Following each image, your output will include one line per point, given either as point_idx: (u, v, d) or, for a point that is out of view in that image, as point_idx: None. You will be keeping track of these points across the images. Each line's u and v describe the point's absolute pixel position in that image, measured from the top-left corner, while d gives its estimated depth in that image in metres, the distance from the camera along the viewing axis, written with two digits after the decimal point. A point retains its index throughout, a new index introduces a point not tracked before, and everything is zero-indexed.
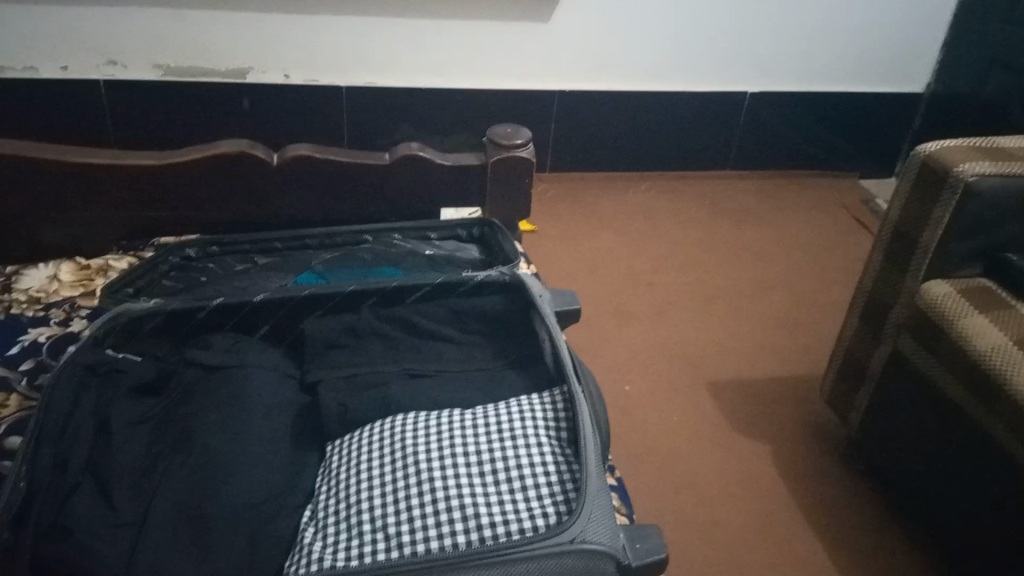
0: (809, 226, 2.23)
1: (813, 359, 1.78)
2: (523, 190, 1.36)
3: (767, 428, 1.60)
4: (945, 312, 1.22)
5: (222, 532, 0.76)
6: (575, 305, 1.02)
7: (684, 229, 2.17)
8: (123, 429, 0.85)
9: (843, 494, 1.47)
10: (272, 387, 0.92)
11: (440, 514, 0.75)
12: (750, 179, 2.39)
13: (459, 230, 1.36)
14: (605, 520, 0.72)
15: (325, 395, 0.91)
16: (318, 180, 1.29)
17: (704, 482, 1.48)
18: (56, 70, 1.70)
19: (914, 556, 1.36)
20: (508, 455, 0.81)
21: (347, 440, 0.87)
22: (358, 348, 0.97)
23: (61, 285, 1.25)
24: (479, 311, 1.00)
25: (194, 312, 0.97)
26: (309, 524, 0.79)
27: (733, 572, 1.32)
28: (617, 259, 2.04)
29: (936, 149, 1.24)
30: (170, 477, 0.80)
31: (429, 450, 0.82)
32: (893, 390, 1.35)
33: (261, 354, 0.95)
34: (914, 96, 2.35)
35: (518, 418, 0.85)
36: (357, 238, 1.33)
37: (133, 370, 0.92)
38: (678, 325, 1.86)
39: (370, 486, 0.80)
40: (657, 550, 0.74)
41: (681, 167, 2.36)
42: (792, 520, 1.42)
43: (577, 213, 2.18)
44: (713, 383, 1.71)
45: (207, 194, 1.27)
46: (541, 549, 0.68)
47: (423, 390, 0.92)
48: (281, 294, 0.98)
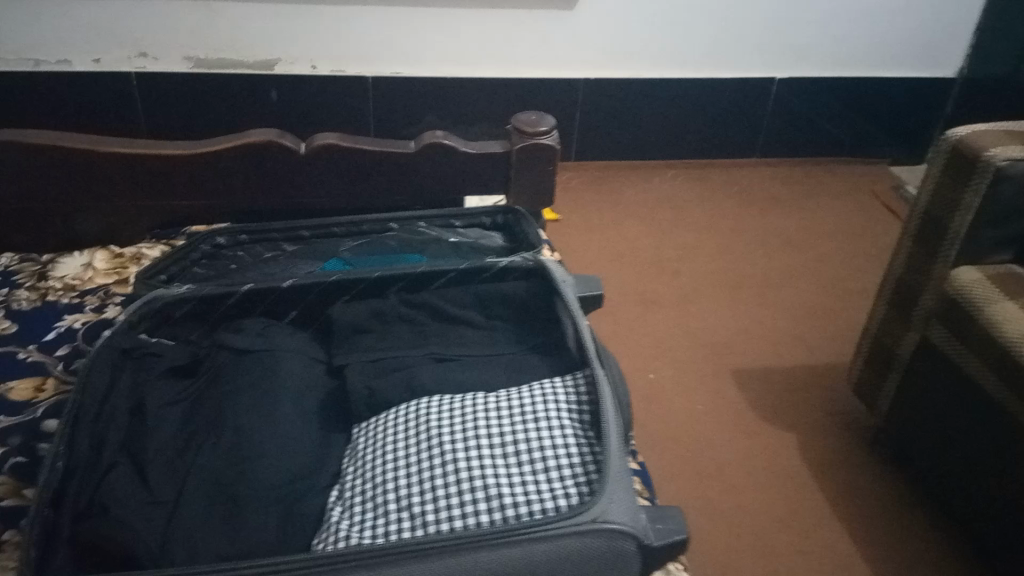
0: (837, 213, 2.20)
1: (840, 347, 1.77)
2: (547, 177, 1.36)
3: (792, 416, 1.60)
4: (975, 299, 1.21)
5: (254, 510, 0.78)
6: (598, 291, 1.03)
7: (710, 217, 2.16)
8: (158, 411, 0.88)
9: (869, 482, 1.46)
10: (300, 371, 0.93)
11: (464, 494, 0.76)
12: (777, 166, 2.37)
13: (483, 217, 1.36)
14: (626, 500, 0.73)
15: (352, 378, 0.93)
16: (345, 169, 1.31)
17: (728, 469, 1.48)
18: (90, 63, 1.74)
19: (941, 545, 1.35)
20: (530, 437, 0.82)
21: (373, 423, 0.89)
22: (384, 332, 0.99)
23: (95, 272, 1.28)
24: (504, 297, 1.01)
25: (224, 298, 0.99)
26: (336, 503, 0.81)
27: (756, 559, 1.33)
28: (642, 247, 2.03)
29: (967, 134, 1.22)
30: (203, 458, 0.83)
31: (452, 432, 0.84)
32: (921, 378, 1.34)
33: (289, 339, 0.97)
34: (947, 81, 2.31)
35: (540, 401, 0.86)
36: (382, 226, 1.32)
37: (166, 354, 0.94)
38: (703, 312, 1.86)
39: (395, 466, 0.82)
40: (678, 532, 0.74)
41: (707, 155, 2.34)
42: (818, 507, 1.42)
43: (602, 201, 2.18)
44: (738, 371, 1.71)
45: (236, 183, 1.29)
46: (562, 529, 0.70)
47: (448, 373, 0.93)
48: (308, 280, 1.00)
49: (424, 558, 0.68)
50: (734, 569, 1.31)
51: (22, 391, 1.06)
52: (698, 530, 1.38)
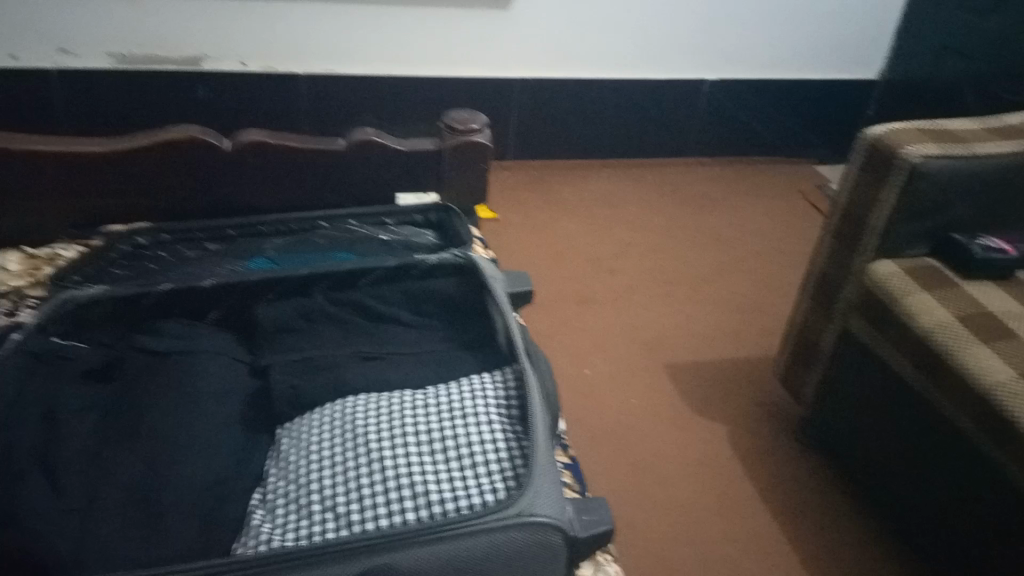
0: (767, 210, 2.26)
1: (770, 340, 1.82)
2: (479, 175, 1.36)
3: (725, 409, 1.63)
4: (892, 291, 1.25)
5: (173, 515, 0.75)
6: (527, 286, 1.03)
7: (645, 215, 2.19)
8: (70, 416, 0.84)
9: (797, 470, 1.51)
10: (223, 372, 0.91)
11: (390, 492, 0.75)
12: (710, 165, 2.42)
13: (415, 215, 1.34)
14: (553, 493, 0.73)
15: (276, 378, 0.91)
16: (273, 166, 1.28)
17: (663, 462, 1.51)
18: (5, 58, 1.66)
19: (865, 528, 1.40)
20: (457, 433, 0.81)
21: (298, 423, 0.87)
22: (309, 332, 0.98)
23: (8, 275, 1.21)
24: (432, 293, 1.01)
25: (141, 298, 0.95)
26: (259, 506, 0.79)
27: (691, 549, 1.35)
28: (579, 245, 2.05)
29: (884, 132, 1.27)
30: (118, 464, 0.79)
31: (379, 430, 0.82)
32: (844, 368, 1.38)
33: (212, 340, 0.94)
34: (868, 83, 2.40)
35: (468, 397, 0.85)
36: (312, 224, 1.31)
37: (79, 358, 0.90)
38: (639, 309, 1.88)
39: (319, 467, 0.80)
40: (604, 522, 0.75)
41: (642, 154, 2.38)
42: (749, 495, 1.45)
43: (540, 199, 2.18)
44: (672, 366, 1.73)
45: (158, 181, 1.25)
46: (489, 523, 0.69)
47: (375, 371, 0.92)
48: (231, 279, 0.97)
49: (347, 559, 0.66)
50: (669, 560, 1.33)
51: None
52: (634, 522, 1.39)
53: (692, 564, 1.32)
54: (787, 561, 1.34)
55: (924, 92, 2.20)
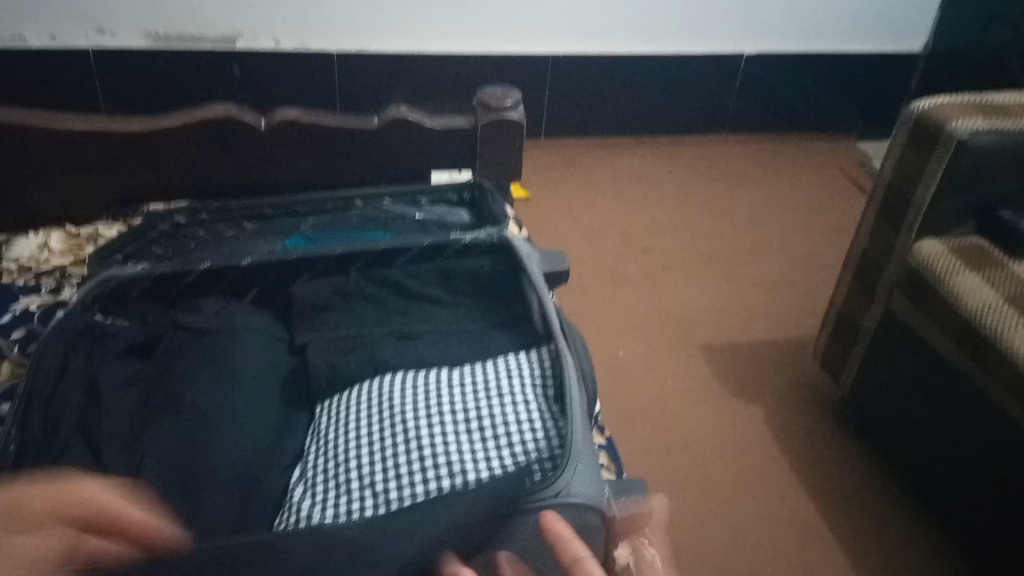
0: (805, 188, 2.22)
1: (807, 321, 1.79)
2: (514, 153, 1.34)
3: (761, 390, 1.61)
4: (937, 270, 1.22)
5: (215, 489, 0.77)
6: (563, 265, 1.01)
7: (680, 193, 2.16)
8: (112, 392, 0.85)
9: (834, 452, 1.49)
10: (261, 350, 0.92)
11: (427, 470, 0.76)
12: (747, 141, 2.37)
13: (449, 194, 1.34)
14: (590, 473, 0.72)
15: (314, 356, 0.91)
16: (308, 145, 1.28)
17: (698, 442, 1.50)
18: (43, 39, 1.69)
19: (904, 512, 1.38)
20: (494, 412, 0.81)
21: (336, 400, 0.88)
22: (346, 310, 0.97)
23: (52, 254, 1.23)
24: (469, 273, 1.00)
25: (181, 277, 0.96)
26: (299, 482, 0.80)
27: (725, 530, 1.34)
28: (612, 224, 2.03)
29: (930, 106, 1.23)
30: (161, 439, 0.81)
31: (416, 409, 0.83)
32: (886, 350, 1.35)
33: (250, 318, 0.95)
34: (912, 55, 2.32)
35: (505, 376, 0.85)
36: (347, 203, 1.31)
37: (121, 335, 0.92)
38: (674, 288, 1.86)
39: (357, 445, 0.81)
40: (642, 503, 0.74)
41: (674, 131, 2.34)
42: (785, 477, 1.44)
43: (573, 178, 2.17)
44: (707, 346, 1.72)
45: (195, 159, 1.26)
46: (526, 503, 0.69)
47: (412, 350, 0.92)
48: (268, 257, 0.98)
49: (385, 535, 0.67)
50: (703, 541, 1.32)
51: None
52: (668, 502, 1.39)
53: (725, 545, 1.32)
54: (823, 544, 1.33)
55: (971, 64, 2.13)
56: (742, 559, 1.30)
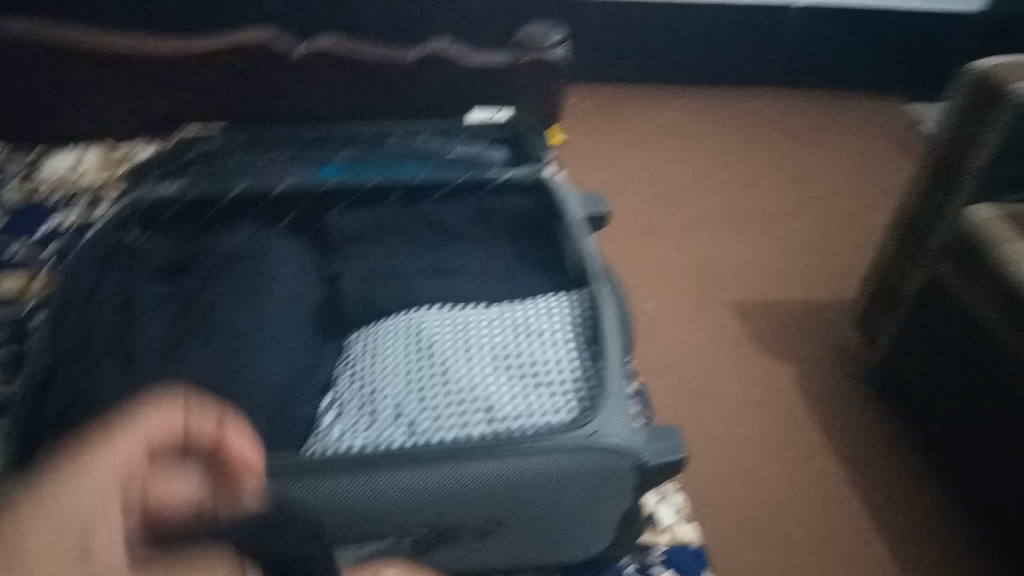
0: (850, 148, 2.14)
1: (844, 284, 1.75)
2: (556, 93, 1.30)
3: (792, 351, 1.58)
4: (987, 236, 1.17)
5: (245, 411, 0.76)
6: (604, 207, 0.98)
7: (721, 147, 2.10)
8: (147, 307, 0.85)
9: (863, 417, 1.46)
10: (293, 277, 0.91)
11: (458, 406, 0.75)
12: (792, 97, 2.29)
13: (489, 130, 1.30)
14: (624, 417, 0.71)
15: (348, 286, 0.91)
16: (345, 75, 1.25)
17: (724, 399, 1.48)
18: None
19: (930, 481, 1.36)
20: (528, 352, 0.80)
21: (368, 331, 0.87)
22: (379, 242, 0.96)
23: (86, 170, 1.23)
24: (506, 212, 0.98)
25: (214, 201, 0.95)
26: (328, 410, 0.80)
27: (746, 487, 1.33)
28: (648, 175, 1.99)
29: (995, 64, 1.16)
30: (192, 357, 0.80)
31: (448, 344, 0.82)
32: (926, 317, 1.31)
33: (284, 244, 0.94)
34: (972, 16, 2.21)
35: (540, 316, 0.84)
36: (381, 135, 1.28)
37: (155, 253, 0.91)
38: (708, 243, 1.83)
39: (388, 376, 0.80)
40: (675, 451, 0.73)
41: (719, 82, 2.28)
42: (811, 438, 1.42)
43: (610, 126, 2.11)
44: (740, 304, 1.68)
45: (231, 84, 1.23)
46: (558, 443, 0.68)
47: (446, 285, 0.91)
48: (304, 184, 0.96)
49: (414, 466, 0.67)
50: (723, 496, 1.32)
51: (11, 287, 1.05)
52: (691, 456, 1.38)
53: (745, 501, 1.31)
54: (845, 507, 1.32)
55: None
56: (761, 516, 1.29)
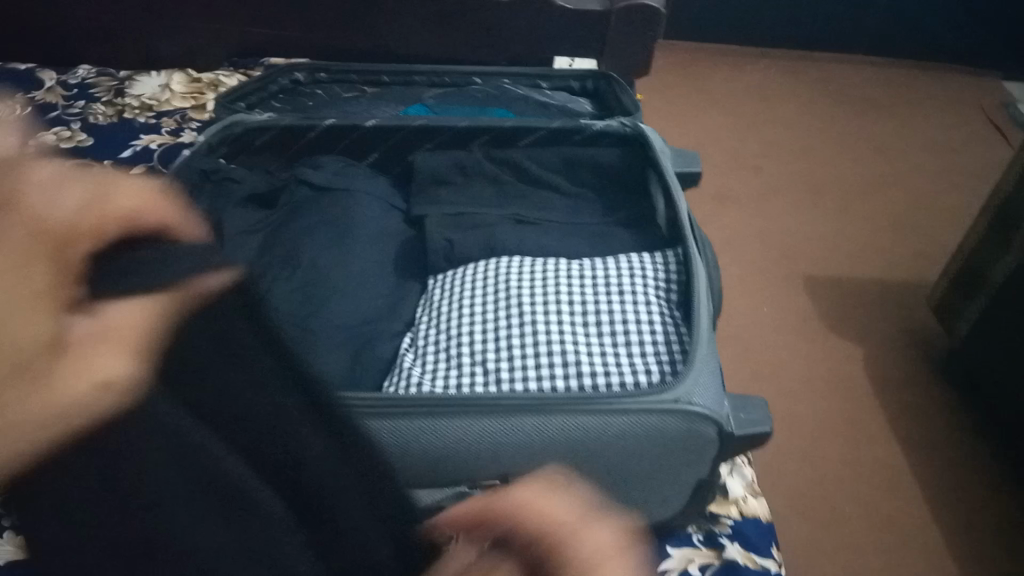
0: (940, 124, 2.04)
1: (923, 265, 1.68)
2: (648, 47, 1.26)
3: (863, 330, 1.53)
4: None
5: (329, 345, 0.76)
6: (696, 168, 0.94)
7: (803, 114, 2.02)
8: (235, 236, 0.84)
9: (933, 403, 1.42)
10: (377, 215, 0.91)
11: (541, 358, 0.74)
12: (882, 67, 2.19)
13: (572, 82, 1.25)
14: (712, 384, 0.69)
15: (431, 228, 0.90)
16: (431, 13, 1.23)
17: (788, 374, 1.45)
18: None
19: (1000, 474, 1.32)
20: (614, 309, 0.78)
21: (450, 276, 0.86)
22: (463, 186, 0.94)
23: (173, 96, 1.23)
24: (594, 163, 0.94)
25: (305, 132, 0.95)
26: (408, 350, 0.80)
27: (805, 464, 1.31)
28: (725, 139, 1.93)
29: None
30: (278, 286, 0.81)
31: (532, 295, 0.80)
32: (1000, 308, 1.25)
33: (370, 182, 0.94)
34: None
35: (627, 274, 0.82)
36: (466, 80, 1.24)
37: (244, 181, 0.91)
38: (782, 213, 1.77)
39: (470, 322, 0.79)
40: (762, 423, 0.71)
41: (803, 47, 2.19)
42: (876, 420, 1.39)
43: (688, 86, 2.05)
44: (812, 279, 1.63)
45: (319, 15, 1.23)
46: (643, 405, 0.67)
47: (531, 234, 0.89)
48: (392, 121, 0.95)
49: (495, 413, 0.67)
50: (780, 470, 1.30)
51: None
52: None
53: (803, 478, 1.29)
54: (906, 492, 1.29)
55: None
56: (820, 494, 1.27)
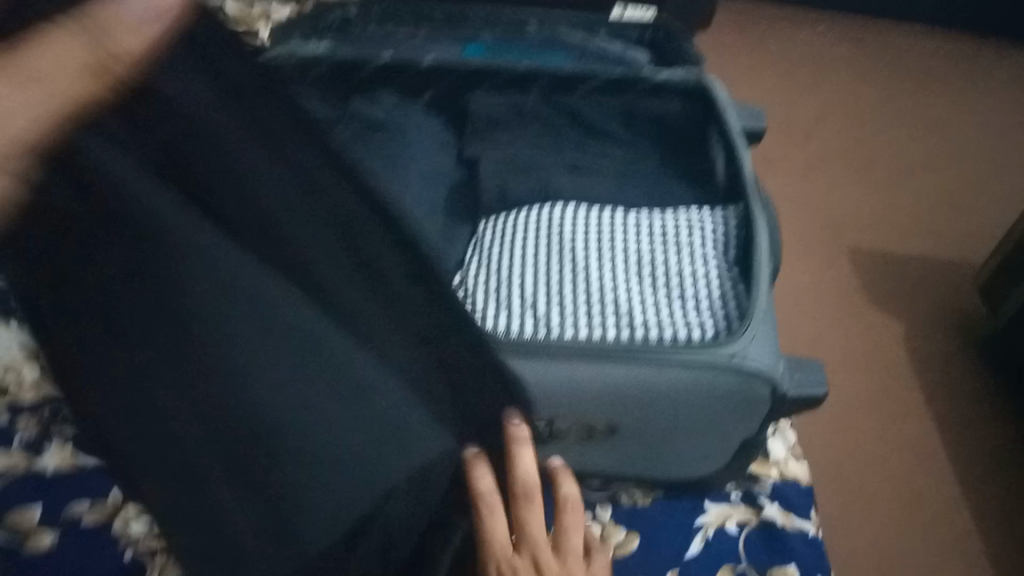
0: (1000, 102, 1.97)
1: (972, 246, 1.63)
2: None
3: (906, 307, 1.50)
4: None
5: None
6: (761, 123, 0.91)
7: (859, 82, 1.96)
8: None
9: (973, 385, 1.39)
10: (430, 156, 0.89)
11: (593, 306, 0.73)
12: (944, 39, 2.10)
13: (630, 33, 1.22)
14: (769, 342, 0.67)
15: (485, 171, 0.88)
16: None
17: (825, 346, 1.42)
18: None
19: None
20: (670, 262, 0.76)
21: (502, 220, 0.85)
22: (514, 127, 0.93)
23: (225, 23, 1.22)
24: (656, 115, 0.92)
25: (360, 66, 0.92)
26: (458, 291, 0.79)
27: (837, 436, 1.29)
28: (776, 104, 1.87)
29: None
30: None
31: (586, 243, 0.79)
32: None
33: (424, 122, 0.92)
34: None
35: (684, 228, 0.80)
36: (520, 24, 1.21)
37: None
38: (830, 184, 1.72)
39: (523, 266, 0.78)
40: (818, 385, 0.69)
41: (865, 11, 2.11)
42: (913, 398, 1.36)
43: (741, 47, 1.99)
44: (857, 252, 1.60)
45: None
46: (698, 358, 0.65)
47: (586, 183, 0.87)
48: (450, 59, 0.93)
49: (546, 357, 0.66)
50: (810, 442, 1.28)
51: None
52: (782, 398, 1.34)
53: (833, 450, 1.28)
54: (939, 472, 1.27)
55: None
56: (854, 469, 1.26)
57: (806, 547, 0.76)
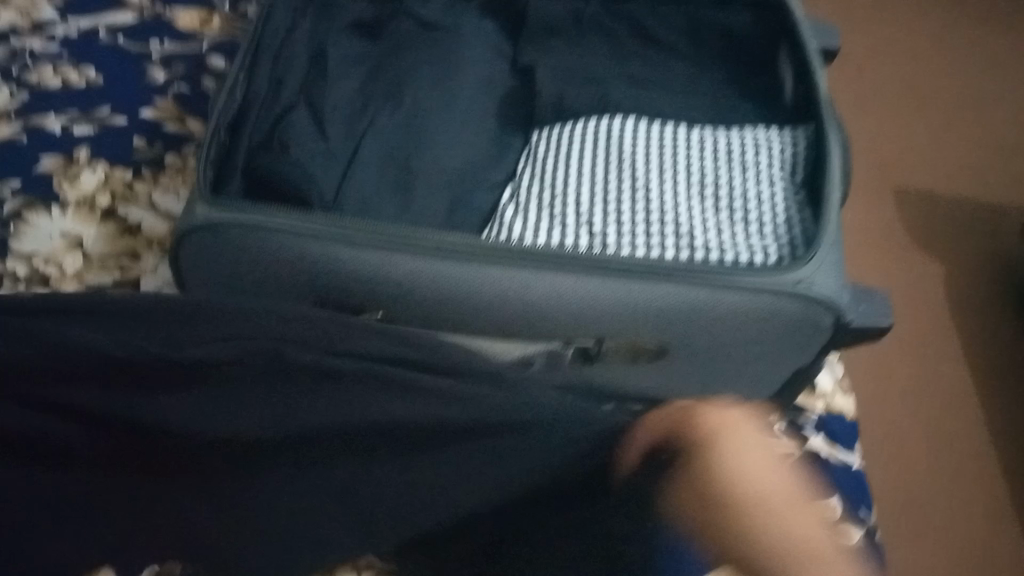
0: None
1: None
2: None
3: (950, 252, 1.46)
4: None
5: (427, 189, 0.74)
6: (835, 42, 0.86)
7: (920, 12, 1.85)
8: (340, 67, 0.81)
9: (1015, 333, 1.35)
10: (484, 61, 0.85)
11: (652, 223, 0.70)
12: None
13: None
14: (838, 268, 0.65)
15: (542, 79, 0.85)
16: None
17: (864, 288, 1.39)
18: None
19: None
20: (734, 182, 0.73)
21: (557, 133, 0.82)
22: (573, 38, 0.88)
23: None
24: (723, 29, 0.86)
25: None
26: (510, 202, 0.76)
27: (870, 379, 1.28)
28: None
29: None
30: (384, 119, 0.77)
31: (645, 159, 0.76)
32: None
33: (477, 27, 0.87)
34: None
35: (749, 147, 0.76)
36: None
37: (349, 7, 0.86)
38: (882, 118, 1.65)
39: (578, 179, 0.75)
40: (882, 316, 0.67)
41: None
42: (952, 343, 1.33)
43: None
44: (902, 191, 1.54)
45: None
46: (762, 281, 0.63)
47: (646, 97, 0.84)
48: None
49: (604, 272, 0.64)
50: None
51: (191, 22, 0.99)
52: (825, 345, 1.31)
53: (865, 394, 1.26)
54: (973, 417, 1.25)
55: None
56: (884, 409, 1.24)
57: (849, 480, 0.76)
